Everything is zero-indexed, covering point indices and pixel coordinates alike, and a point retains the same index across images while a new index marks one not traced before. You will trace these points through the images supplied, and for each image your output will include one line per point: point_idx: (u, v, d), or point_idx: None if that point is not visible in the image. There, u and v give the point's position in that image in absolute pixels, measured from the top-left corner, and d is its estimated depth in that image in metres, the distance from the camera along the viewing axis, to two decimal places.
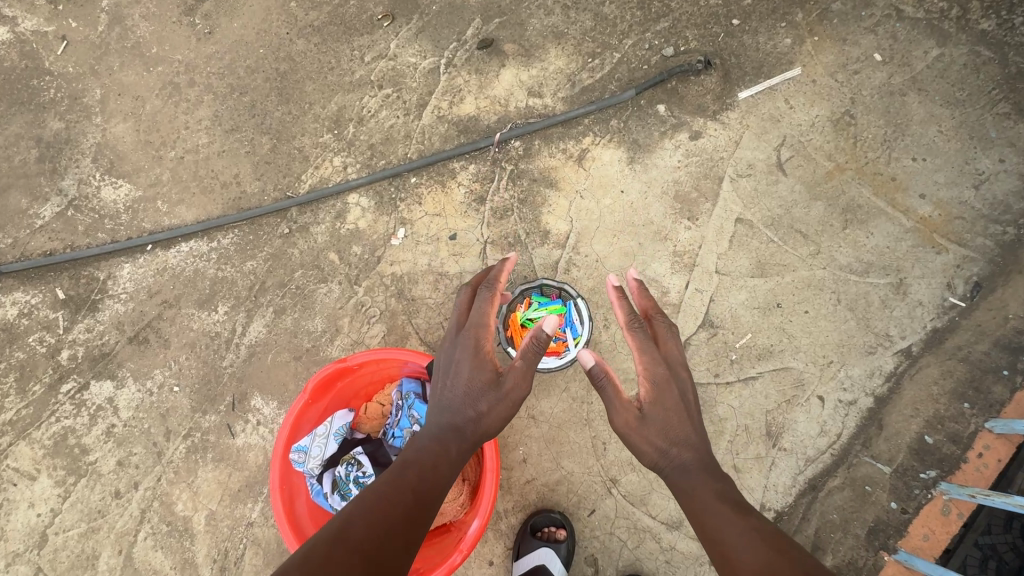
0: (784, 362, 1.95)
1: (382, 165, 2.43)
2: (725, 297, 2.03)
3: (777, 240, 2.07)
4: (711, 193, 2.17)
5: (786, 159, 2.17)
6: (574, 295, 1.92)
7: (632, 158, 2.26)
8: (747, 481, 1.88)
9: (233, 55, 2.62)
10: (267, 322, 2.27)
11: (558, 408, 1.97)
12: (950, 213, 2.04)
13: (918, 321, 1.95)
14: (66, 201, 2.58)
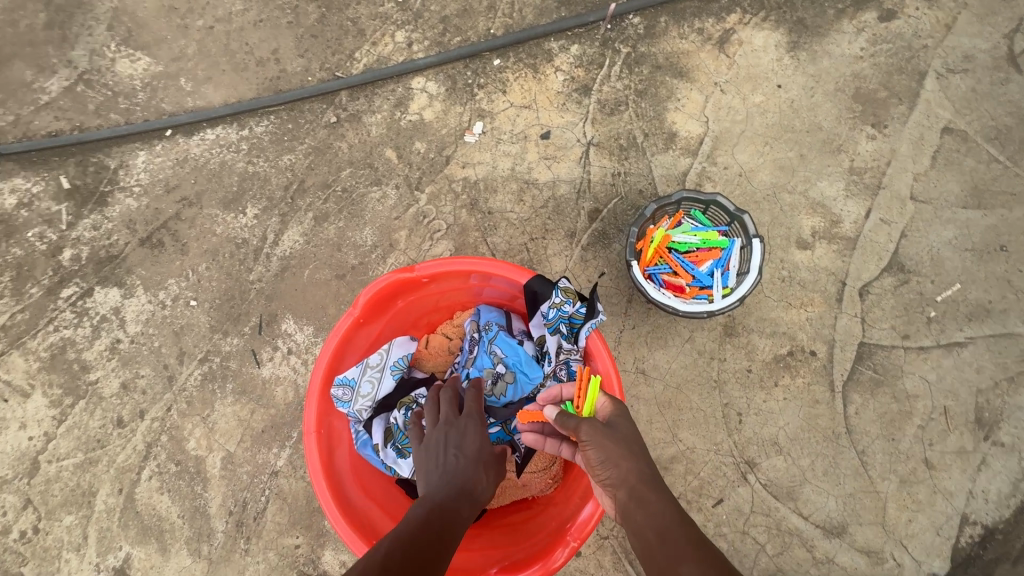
0: (1006, 327, 1.41)
1: (456, 43, 1.89)
2: (923, 234, 1.48)
3: (1002, 161, 1.50)
4: (907, 93, 1.58)
5: (1021, 51, 1.56)
6: (751, 233, 1.32)
7: (795, 43, 1.67)
8: (944, 483, 1.36)
9: None
10: (305, 231, 1.82)
11: (677, 363, 1.49)
12: None
13: None
14: (76, 74, 2.15)
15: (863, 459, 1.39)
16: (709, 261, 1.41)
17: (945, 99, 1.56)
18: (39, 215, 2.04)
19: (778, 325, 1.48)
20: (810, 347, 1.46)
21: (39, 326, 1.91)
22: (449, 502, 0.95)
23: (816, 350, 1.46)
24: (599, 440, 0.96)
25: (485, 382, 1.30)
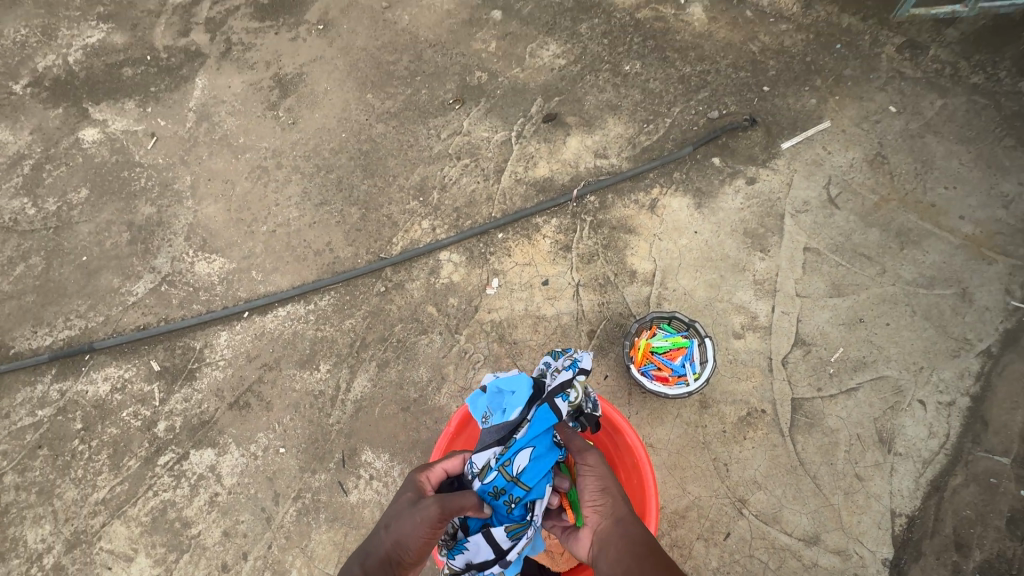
0: (879, 372, 2.09)
1: (468, 224, 2.63)
2: (811, 318, 2.21)
3: (844, 264, 2.31)
4: (776, 228, 2.42)
5: (836, 194, 2.46)
6: (702, 333, 2.00)
7: (699, 203, 2.52)
8: (873, 489, 1.93)
9: (318, 142, 3.01)
10: (371, 377, 2.33)
11: (674, 434, 2.05)
12: (990, 229, 2.30)
13: (988, 324, 2.13)
14: (159, 277, 2.70)
15: (817, 482, 1.95)
16: (680, 356, 2.05)
17: (800, 229, 2.40)
18: (131, 396, 2.43)
19: (736, 395, 2.09)
20: (761, 407, 2.07)
21: (138, 493, 2.25)
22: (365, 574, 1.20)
23: (765, 408, 2.07)
24: (595, 464, 1.49)
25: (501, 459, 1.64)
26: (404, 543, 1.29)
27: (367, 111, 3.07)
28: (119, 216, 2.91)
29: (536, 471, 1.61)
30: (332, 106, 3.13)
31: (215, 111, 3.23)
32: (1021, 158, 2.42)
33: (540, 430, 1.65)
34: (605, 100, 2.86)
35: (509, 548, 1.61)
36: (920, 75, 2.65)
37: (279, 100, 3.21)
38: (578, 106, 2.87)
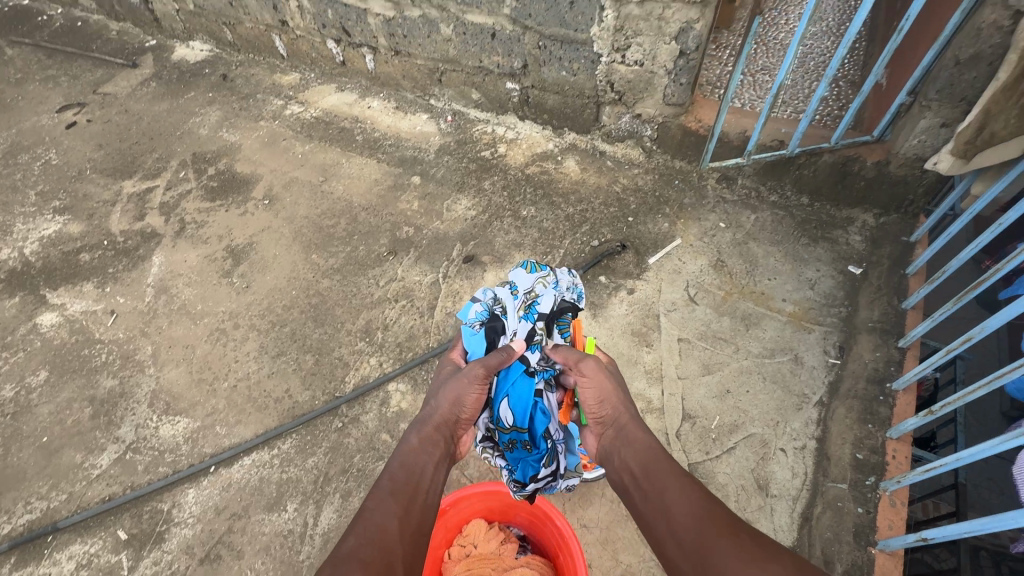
0: (748, 431, 2.66)
1: (411, 356, 3.10)
2: (691, 394, 2.80)
3: (709, 347, 2.97)
4: (655, 326, 3.08)
5: (694, 294, 3.20)
6: None
7: (595, 313, 3.16)
8: (761, 529, 2.40)
9: (270, 300, 3.46)
10: (336, 507, 2.60)
11: (602, 510, 2.51)
12: (805, 307, 3.07)
13: (817, 379, 2.79)
14: (124, 446, 2.90)
15: None
16: None
17: (672, 324, 3.08)
18: (99, 570, 2.53)
19: None
20: None
21: None
22: (425, 452, 1.76)
23: None
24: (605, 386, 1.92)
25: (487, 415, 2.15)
26: (422, 425, 1.86)
27: (313, 269, 3.61)
28: (81, 393, 3.13)
29: (522, 406, 2.06)
30: (280, 268, 3.64)
31: (172, 284, 3.63)
32: (816, 250, 3.29)
33: (515, 374, 2.08)
34: (511, 240, 3.60)
35: (551, 458, 2.21)
36: (737, 198, 3.58)
37: (232, 268, 3.68)
38: (491, 246, 3.58)
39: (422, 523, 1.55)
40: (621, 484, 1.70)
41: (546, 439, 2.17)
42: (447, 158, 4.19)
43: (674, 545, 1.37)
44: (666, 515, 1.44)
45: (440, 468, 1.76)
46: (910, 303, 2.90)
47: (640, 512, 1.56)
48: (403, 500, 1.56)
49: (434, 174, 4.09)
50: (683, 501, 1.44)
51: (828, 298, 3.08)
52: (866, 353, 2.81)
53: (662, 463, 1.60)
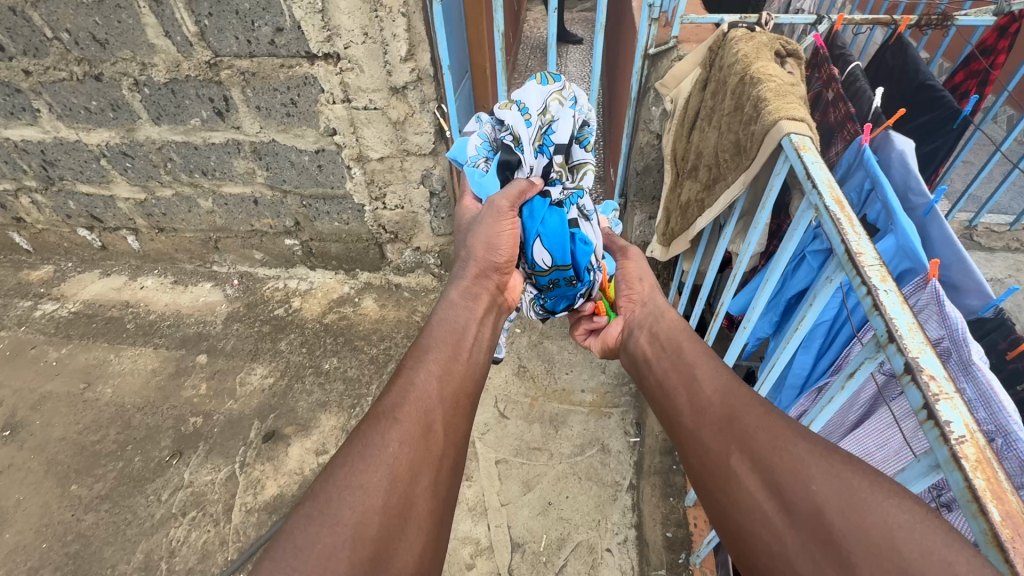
0: (574, 542, 2.68)
1: None
2: (517, 520, 2.77)
3: (526, 461, 3.00)
4: (472, 454, 3.05)
5: (504, 407, 3.26)
6: None
7: None
8: None
9: (10, 566, 2.77)
10: None
11: None
12: (601, 392, 3.30)
13: (624, 463, 2.95)
14: None
15: None
16: None
17: (488, 446, 3.07)
18: None
19: None
20: None
21: None
22: (469, 304, 1.87)
23: None
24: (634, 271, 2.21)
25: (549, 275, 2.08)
26: (495, 260, 1.97)
27: (72, 505, 2.99)
28: None
29: (561, 250, 2.01)
30: (25, 517, 2.96)
31: None
32: None
33: (541, 219, 2.00)
34: (315, 400, 3.40)
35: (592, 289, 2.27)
36: None
37: None
38: (292, 414, 3.34)
39: (663, 317, 1.97)
40: (645, 350, 1.90)
41: (590, 274, 2.16)
42: (236, 325, 3.93)
43: (692, 414, 1.49)
44: (691, 387, 1.56)
45: (488, 324, 1.88)
46: None
47: (656, 384, 1.73)
48: (450, 390, 1.57)
49: (222, 347, 3.78)
50: (715, 374, 1.54)
51: (618, 378, 3.36)
52: (656, 426, 3.06)
53: (694, 348, 1.72)
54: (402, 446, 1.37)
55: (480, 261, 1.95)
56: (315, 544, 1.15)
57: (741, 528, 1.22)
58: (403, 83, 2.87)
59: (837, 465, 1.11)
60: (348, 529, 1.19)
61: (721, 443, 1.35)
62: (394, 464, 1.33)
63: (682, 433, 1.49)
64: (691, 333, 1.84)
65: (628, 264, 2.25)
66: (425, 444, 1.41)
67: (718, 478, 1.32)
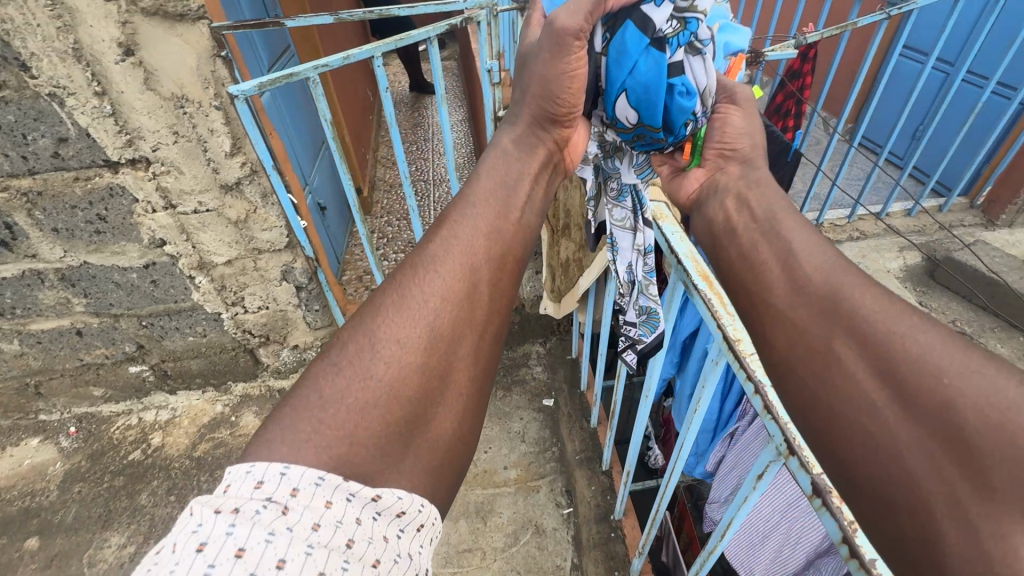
0: None
1: None
2: None
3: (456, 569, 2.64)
4: None
5: None
6: None
7: None
8: None
9: None
10: None
11: None
12: (525, 464, 3.05)
13: (562, 541, 2.71)
14: None
15: None
16: None
17: None
18: None
19: None
20: None
21: None
22: (516, 148, 1.66)
23: None
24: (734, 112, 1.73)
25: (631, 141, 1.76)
26: (552, 109, 1.64)
27: None
28: None
29: (648, 103, 1.54)
30: None
31: None
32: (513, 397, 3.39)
33: (634, 51, 1.49)
34: None
35: (670, 146, 1.80)
36: None
37: None
38: None
39: (773, 194, 1.54)
40: (729, 213, 1.56)
41: (687, 127, 1.66)
42: (79, 486, 3.15)
43: (787, 288, 1.28)
44: (786, 262, 1.33)
45: (541, 176, 1.66)
46: (594, 421, 3.14)
47: (726, 253, 1.49)
48: (491, 247, 1.45)
49: (57, 523, 2.99)
50: (817, 250, 1.32)
51: (539, 445, 3.16)
52: (586, 490, 2.88)
53: (788, 220, 1.43)
54: (441, 304, 1.33)
55: (535, 99, 1.65)
56: (346, 401, 1.15)
57: (828, 414, 1.11)
58: (235, 178, 2.52)
59: (991, 376, 0.95)
60: (384, 387, 1.20)
61: (825, 325, 1.17)
62: (435, 321, 1.30)
63: (766, 305, 1.31)
64: (791, 208, 1.50)
65: (730, 114, 1.72)
66: (467, 311, 1.35)
67: (813, 365, 1.17)
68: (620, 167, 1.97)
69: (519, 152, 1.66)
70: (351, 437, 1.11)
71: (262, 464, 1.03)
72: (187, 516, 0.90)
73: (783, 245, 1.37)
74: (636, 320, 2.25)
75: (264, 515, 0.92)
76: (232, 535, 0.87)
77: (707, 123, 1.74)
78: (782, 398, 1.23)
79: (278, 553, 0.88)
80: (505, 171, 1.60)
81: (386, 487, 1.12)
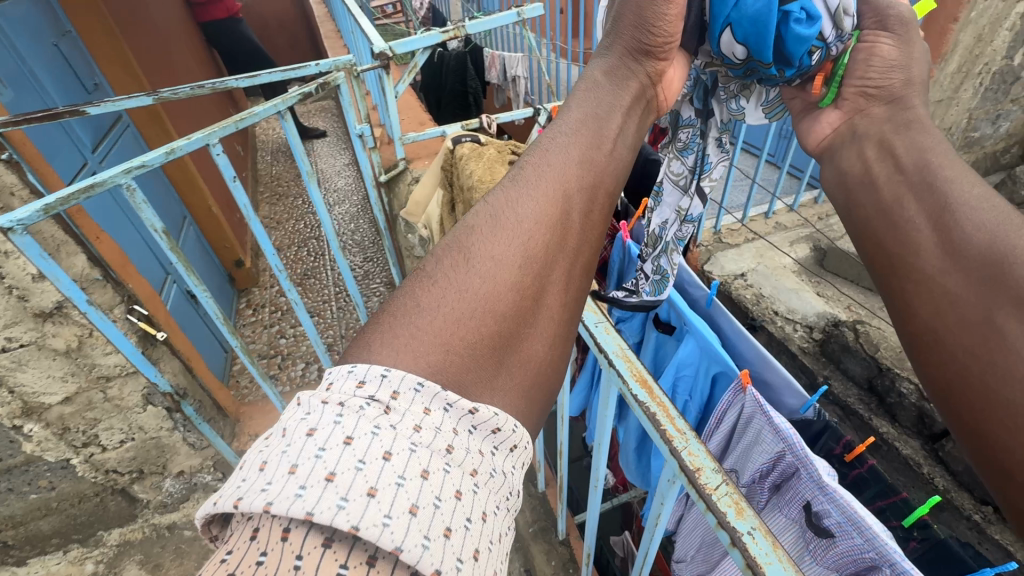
0: None
1: None
2: None
3: None
4: None
5: None
6: None
7: None
8: None
9: None
10: None
11: None
12: None
13: None
14: None
15: None
16: None
17: None
18: None
19: None
20: None
21: None
22: (611, 86, 1.26)
23: None
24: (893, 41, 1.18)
25: (751, 74, 1.21)
26: (648, 38, 1.23)
27: None
28: None
29: (761, 36, 1.07)
30: None
31: None
32: None
33: None
34: None
35: (798, 79, 1.27)
36: None
37: None
38: None
39: (935, 142, 1.14)
40: (868, 166, 1.19)
41: (813, 57, 1.16)
42: None
43: (940, 251, 1.03)
44: (943, 227, 1.03)
45: (634, 112, 1.26)
46: (541, 486, 2.86)
47: (859, 213, 1.19)
48: (586, 179, 1.13)
49: None
50: (989, 213, 1.00)
51: None
52: (546, 566, 2.63)
53: (964, 177, 1.07)
54: (537, 228, 1.04)
55: (626, 34, 1.25)
56: (442, 310, 0.92)
57: (971, 383, 0.92)
58: (54, 304, 2.03)
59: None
60: (475, 299, 0.95)
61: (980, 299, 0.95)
62: (526, 242, 1.02)
63: (910, 265, 1.06)
64: (954, 157, 1.12)
65: (881, 43, 1.17)
66: (559, 238, 1.06)
67: (968, 341, 0.95)
68: (746, 110, 1.40)
69: (606, 84, 1.27)
70: (445, 343, 0.88)
71: (365, 361, 0.84)
72: (296, 407, 0.80)
73: (952, 211, 1.04)
74: (646, 278, 1.61)
75: (367, 409, 0.75)
76: (341, 424, 0.74)
77: (854, 42, 1.20)
78: (923, 370, 1.03)
79: (384, 444, 0.73)
80: (602, 98, 1.24)
81: (483, 399, 0.88)
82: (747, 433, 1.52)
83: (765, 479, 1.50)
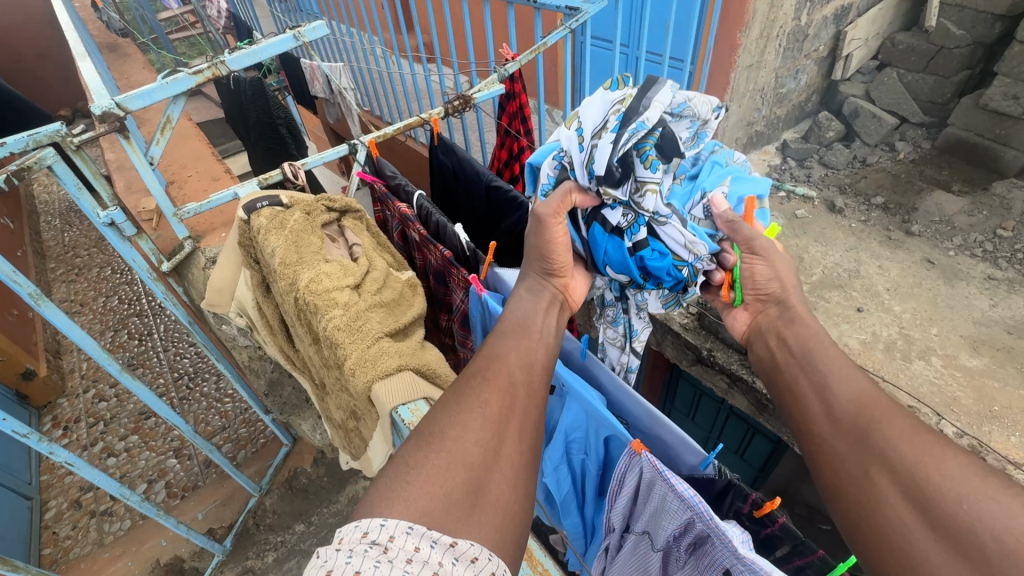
0: None
1: None
2: None
3: None
4: None
5: None
6: None
7: None
8: None
9: None
10: None
11: None
12: None
13: None
14: None
15: None
16: None
17: None
18: None
19: None
20: None
21: None
22: (531, 297, 1.28)
23: None
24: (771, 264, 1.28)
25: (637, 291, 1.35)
26: (548, 264, 1.30)
27: None
28: None
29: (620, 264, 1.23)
30: None
31: None
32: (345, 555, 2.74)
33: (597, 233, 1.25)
34: None
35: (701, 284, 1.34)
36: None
37: None
38: None
39: (814, 332, 1.21)
40: (772, 355, 1.24)
41: (682, 271, 1.23)
42: None
43: (825, 418, 1.06)
44: (822, 396, 1.08)
45: (554, 313, 1.28)
46: None
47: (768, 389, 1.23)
48: (532, 363, 1.14)
49: None
50: (848, 380, 1.08)
51: None
52: None
53: (826, 346, 1.16)
54: (495, 395, 1.05)
55: (532, 264, 1.34)
56: (425, 465, 0.90)
57: (852, 506, 0.95)
58: None
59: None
60: (449, 454, 0.92)
61: (855, 457, 0.98)
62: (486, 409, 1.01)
63: (806, 427, 1.09)
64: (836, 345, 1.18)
65: (755, 265, 1.28)
66: (511, 400, 1.05)
67: (851, 495, 0.97)
68: (648, 300, 1.39)
69: (524, 294, 1.30)
70: (428, 492, 0.85)
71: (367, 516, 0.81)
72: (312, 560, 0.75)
73: (807, 371, 1.14)
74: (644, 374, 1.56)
75: (368, 550, 0.73)
76: (349, 561, 0.70)
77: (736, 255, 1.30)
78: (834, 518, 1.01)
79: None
80: (528, 311, 1.25)
81: (462, 532, 0.82)
82: (651, 499, 1.37)
83: (680, 542, 1.35)
